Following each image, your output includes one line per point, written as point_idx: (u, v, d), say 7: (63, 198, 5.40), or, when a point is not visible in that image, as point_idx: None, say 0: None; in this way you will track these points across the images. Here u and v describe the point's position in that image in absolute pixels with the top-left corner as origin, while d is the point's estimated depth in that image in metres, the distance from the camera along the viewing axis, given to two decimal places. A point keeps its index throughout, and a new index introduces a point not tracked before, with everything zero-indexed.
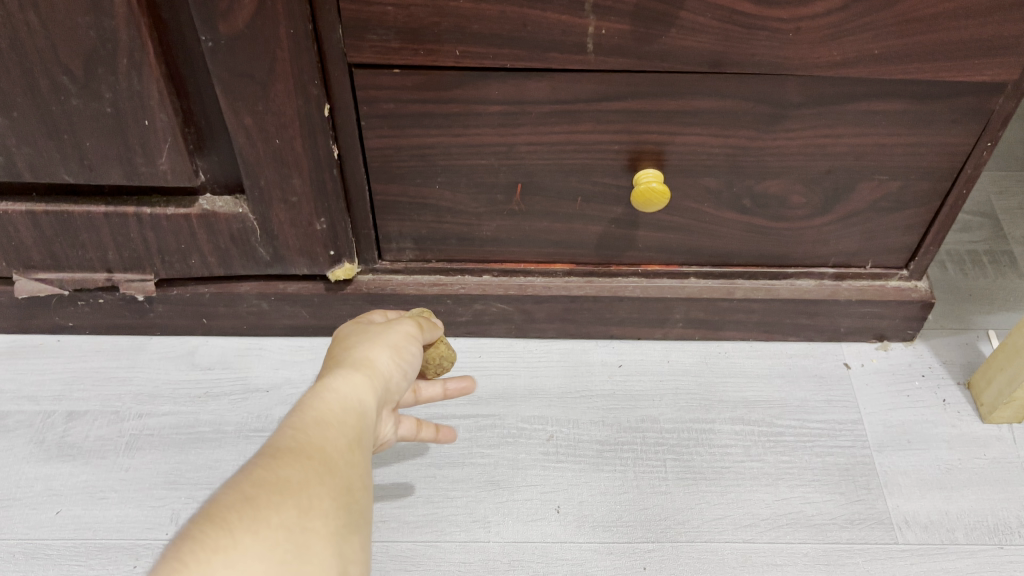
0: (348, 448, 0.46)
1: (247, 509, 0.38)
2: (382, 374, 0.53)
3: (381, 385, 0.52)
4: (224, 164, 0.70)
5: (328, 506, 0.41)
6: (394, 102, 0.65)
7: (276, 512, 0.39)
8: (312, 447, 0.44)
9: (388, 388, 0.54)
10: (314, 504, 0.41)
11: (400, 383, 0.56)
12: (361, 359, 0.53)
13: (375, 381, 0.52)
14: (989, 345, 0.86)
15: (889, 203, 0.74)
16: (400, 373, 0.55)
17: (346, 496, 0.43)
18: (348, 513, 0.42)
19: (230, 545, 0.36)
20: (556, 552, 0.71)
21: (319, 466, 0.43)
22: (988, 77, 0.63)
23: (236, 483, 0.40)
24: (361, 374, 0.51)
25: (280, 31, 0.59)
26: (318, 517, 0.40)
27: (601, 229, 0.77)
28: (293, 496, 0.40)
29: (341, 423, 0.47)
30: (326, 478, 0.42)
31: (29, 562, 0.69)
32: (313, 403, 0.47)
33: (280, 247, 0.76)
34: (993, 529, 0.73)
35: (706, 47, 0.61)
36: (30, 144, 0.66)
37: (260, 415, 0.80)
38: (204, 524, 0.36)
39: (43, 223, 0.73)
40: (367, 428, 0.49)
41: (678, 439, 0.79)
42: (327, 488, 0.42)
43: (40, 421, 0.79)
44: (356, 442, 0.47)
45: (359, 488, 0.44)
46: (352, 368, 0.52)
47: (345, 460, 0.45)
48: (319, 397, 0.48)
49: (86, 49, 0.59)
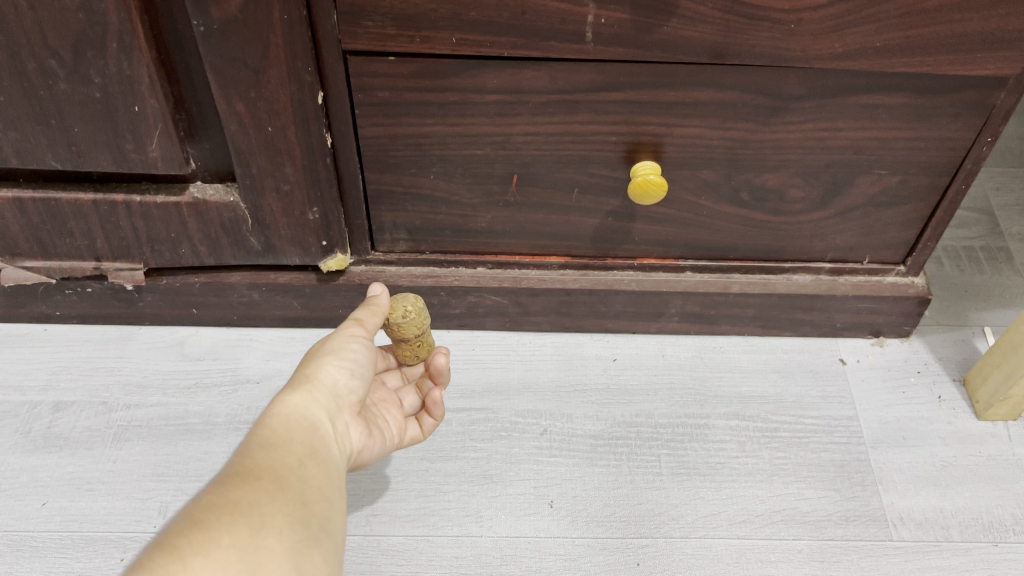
0: (299, 463, 0.47)
1: (196, 533, 0.39)
2: (322, 384, 0.55)
3: (323, 395, 0.54)
4: (216, 152, 0.68)
5: (281, 523, 0.43)
6: (389, 90, 0.64)
7: (227, 533, 0.40)
8: (260, 468, 0.45)
9: (338, 395, 0.56)
10: (266, 522, 0.42)
11: (353, 385, 0.57)
12: (305, 376, 0.55)
13: (316, 394, 0.54)
14: (985, 342, 0.86)
15: (888, 198, 0.73)
16: (345, 374, 0.57)
17: (302, 511, 0.44)
18: (304, 526, 0.44)
19: (181, 570, 0.37)
20: (549, 547, 0.70)
21: (269, 486, 0.44)
22: (991, 71, 0.62)
23: (187, 510, 0.41)
24: (298, 391, 0.53)
25: (274, 16, 0.58)
26: (272, 535, 0.42)
27: (597, 221, 0.76)
28: (244, 516, 0.41)
29: (288, 441, 0.49)
30: (277, 496, 0.44)
31: (14, 554, 0.68)
32: (256, 428, 0.49)
33: (272, 237, 0.75)
34: (988, 526, 0.73)
35: (706, 38, 0.60)
36: (17, 130, 0.65)
37: (251, 407, 0.79)
38: (154, 552, 0.38)
39: (29, 210, 0.71)
40: (319, 438, 0.51)
41: (673, 434, 0.78)
42: (279, 506, 0.43)
43: (26, 411, 0.77)
44: (307, 456, 0.49)
45: (315, 501, 0.46)
46: (293, 388, 0.53)
47: (296, 476, 0.46)
48: (262, 422, 0.50)
49: (75, 32, 0.58)
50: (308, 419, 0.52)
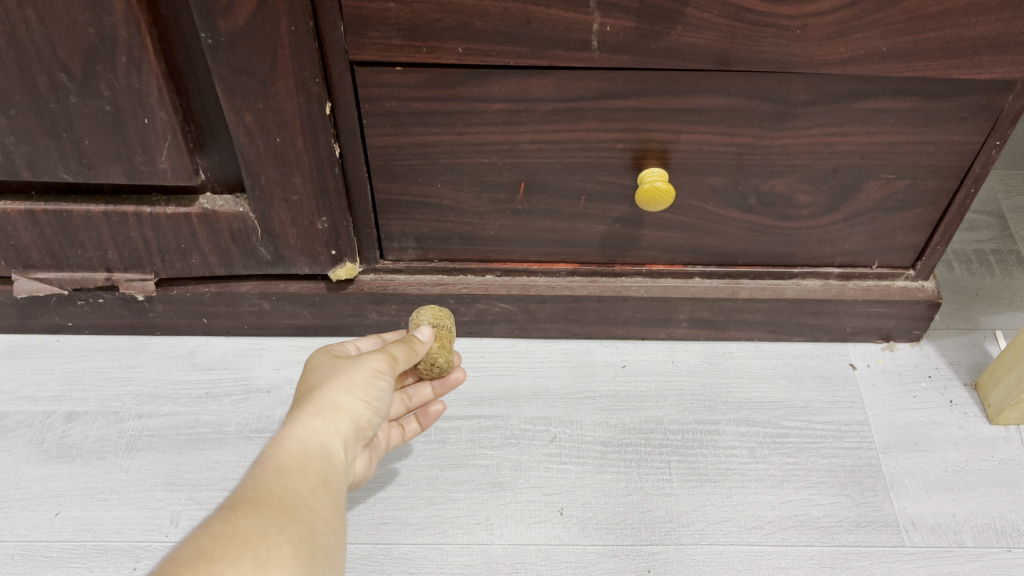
0: (312, 493, 0.47)
1: (202, 564, 0.39)
2: (346, 415, 0.54)
3: (346, 427, 0.53)
4: (225, 163, 0.69)
5: (287, 554, 0.43)
6: (396, 100, 0.65)
7: (231, 566, 0.40)
8: (271, 496, 0.45)
9: (359, 427, 0.55)
10: (271, 554, 0.42)
11: (374, 418, 0.57)
12: (328, 403, 0.54)
13: (338, 424, 0.53)
14: (996, 345, 0.85)
15: (896, 202, 0.73)
16: (370, 411, 0.56)
17: (307, 539, 0.45)
18: (309, 558, 0.44)
19: None
20: (559, 554, 0.70)
21: (277, 516, 0.44)
22: (998, 75, 0.62)
23: (194, 536, 0.41)
24: (321, 417, 0.53)
25: (281, 28, 0.58)
26: (276, 567, 0.42)
27: (605, 228, 0.76)
28: (249, 548, 0.42)
29: (304, 469, 0.49)
30: (285, 527, 0.44)
31: (28, 564, 0.69)
32: (273, 451, 0.49)
33: (281, 246, 0.75)
34: (1001, 531, 0.72)
35: (712, 45, 0.61)
36: (29, 143, 0.65)
37: (261, 416, 0.79)
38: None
39: (41, 222, 0.72)
40: (333, 470, 0.51)
41: (683, 441, 0.78)
42: (286, 538, 0.44)
43: (40, 422, 0.78)
44: (320, 485, 0.48)
45: (323, 534, 0.46)
46: (314, 411, 0.53)
47: (306, 507, 0.46)
48: (279, 444, 0.49)
49: (85, 46, 0.58)
50: (324, 447, 0.51)
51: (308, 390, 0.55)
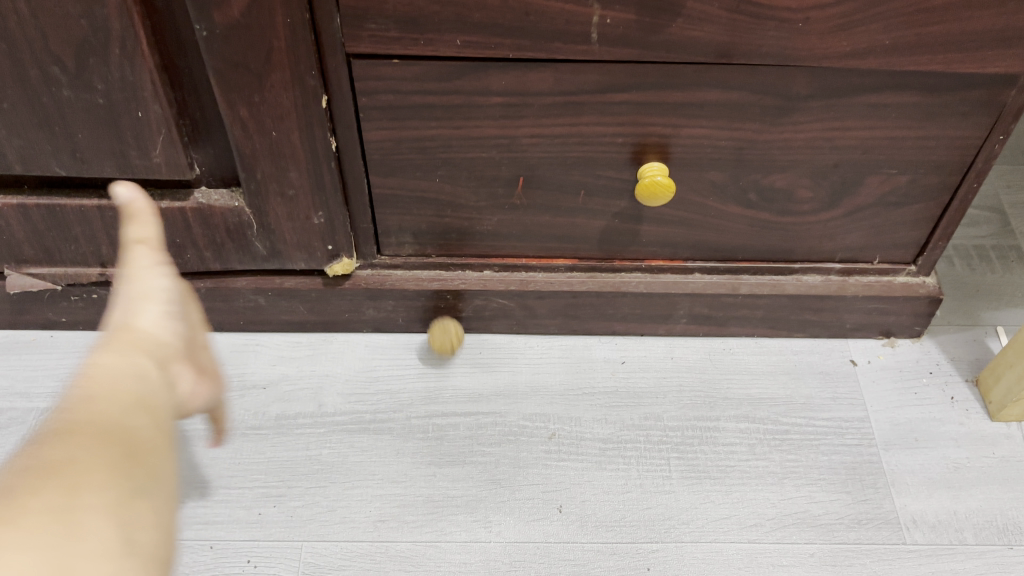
0: (127, 414, 0.35)
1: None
2: (151, 332, 0.43)
3: (155, 348, 0.42)
4: (220, 157, 0.68)
5: (105, 480, 0.31)
6: (393, 93, 0.64)
7: (26, 505, 0.28)
8: (69, 420, 0.33)
9: (168, 351, 0.43)
10: (82, 478, 0.31)
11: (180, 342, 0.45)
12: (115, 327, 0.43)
13: (152, 347, 0.42)
14: (997, 341, 0.85)
15: (898, 197, 0.72)
16: (176, 323, 0.45)
17: (129, 463, 0.33)
18: (135, 485, 0.32)
19: None
20: (558, 552, 0.70)
21: (80, 441, 0.32)
22: (1002, 69, 0.61)
23: None
24: (122, 342, 0.41)
25: (277, 20, 0.58)
26: (92, 494, 0.31)
27: (604, 223, 0.75)
28: (53, 478, 0.30)
29: (111, 391, 0.36)
30: (94, 450, 0.32)
31: None
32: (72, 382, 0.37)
33: (277, 241, 0.74)
34: (1002, 529, 0.72)
35: (713, 38, 0.60)
36: (21, 136, 0.64)
37: (257, 412, 0.78)
38: None
39: (34, 216, 0.71)
40: (158, 395, 0.39)
41: (683, 437, 0.78)
42: (100, 463, 0.32)
43: (33, 418, 0.77)
44: (136, 405, 0.36)
45: (146, 454, 0.34)
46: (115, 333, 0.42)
47: (121, 428, 0.34)
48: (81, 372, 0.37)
49: (77, 37, 0.57)
50: (143, 367, 0.40)
51: (108, 332, 0.43)
